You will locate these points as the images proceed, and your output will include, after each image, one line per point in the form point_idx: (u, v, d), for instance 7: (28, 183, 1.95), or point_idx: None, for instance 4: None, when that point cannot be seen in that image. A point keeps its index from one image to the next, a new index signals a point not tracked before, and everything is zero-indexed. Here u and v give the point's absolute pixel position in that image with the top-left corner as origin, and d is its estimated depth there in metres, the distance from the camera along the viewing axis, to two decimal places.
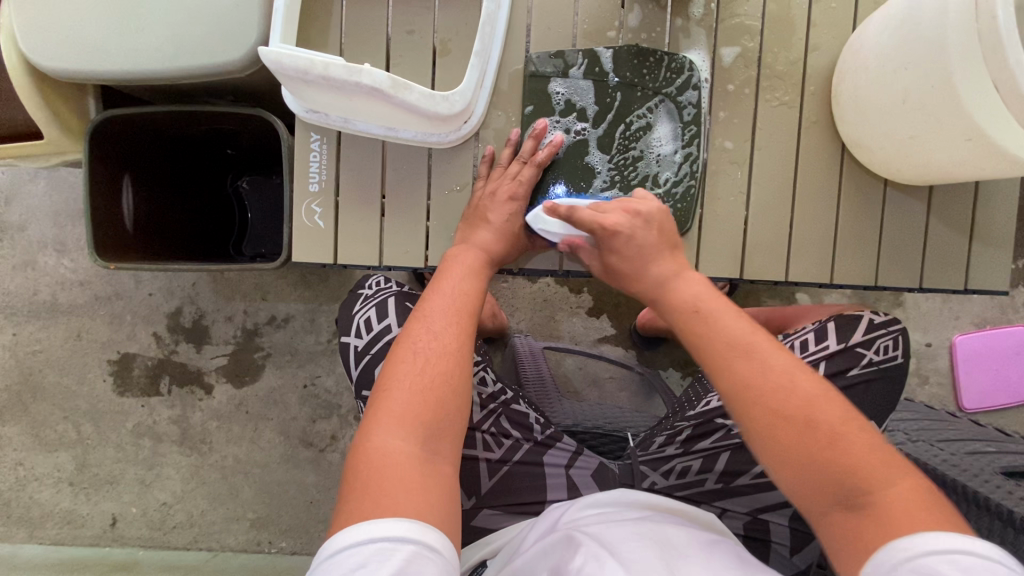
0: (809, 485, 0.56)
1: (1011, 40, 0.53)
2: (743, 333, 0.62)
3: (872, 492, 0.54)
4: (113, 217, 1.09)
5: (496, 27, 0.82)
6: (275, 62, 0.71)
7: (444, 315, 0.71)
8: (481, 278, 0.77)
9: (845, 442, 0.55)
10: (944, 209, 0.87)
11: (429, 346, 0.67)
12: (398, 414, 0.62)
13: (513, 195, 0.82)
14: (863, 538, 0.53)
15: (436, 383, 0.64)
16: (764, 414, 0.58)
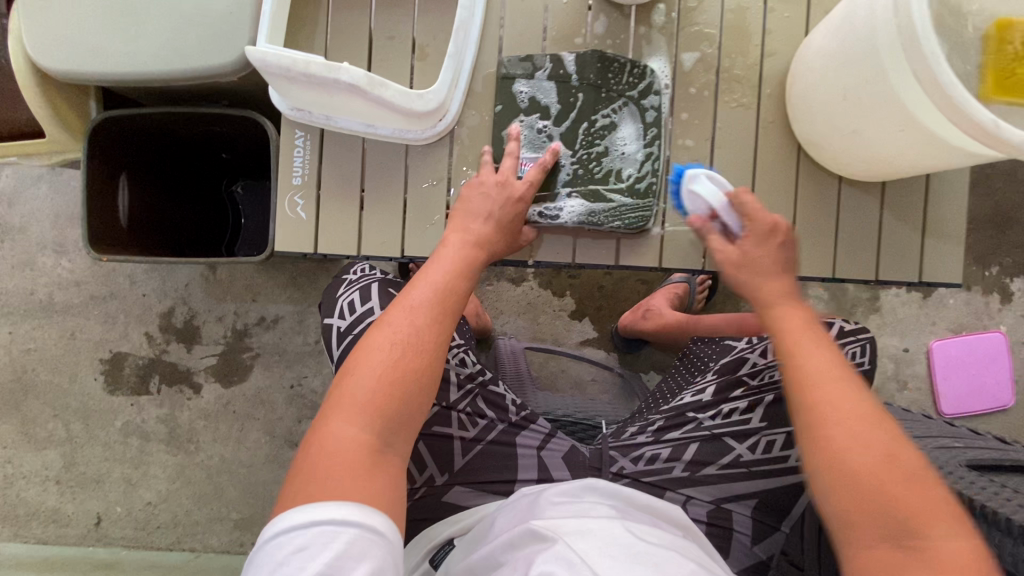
0: (870, 523, 0.55)
1: (927, 37, 0.58)
2: (828, 371, 0.63)
3: (927, 540, 0.53)
4: (108, 213, 1.13)
5: (470, 33, 0.88)
6: (261, 60, 0.77)
7: (424, 312, 0.71)
8: (466, 277, 0.76)
9: (913, 490, 0.55)
10: (897, 205, 0.91)
11: (408, 339, 0.68)
12: (353, 402, 0.64)
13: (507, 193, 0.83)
14: (905, 570, 0.52)
15: (395, 379, 0.65)
16: (836, 446, 0.58)
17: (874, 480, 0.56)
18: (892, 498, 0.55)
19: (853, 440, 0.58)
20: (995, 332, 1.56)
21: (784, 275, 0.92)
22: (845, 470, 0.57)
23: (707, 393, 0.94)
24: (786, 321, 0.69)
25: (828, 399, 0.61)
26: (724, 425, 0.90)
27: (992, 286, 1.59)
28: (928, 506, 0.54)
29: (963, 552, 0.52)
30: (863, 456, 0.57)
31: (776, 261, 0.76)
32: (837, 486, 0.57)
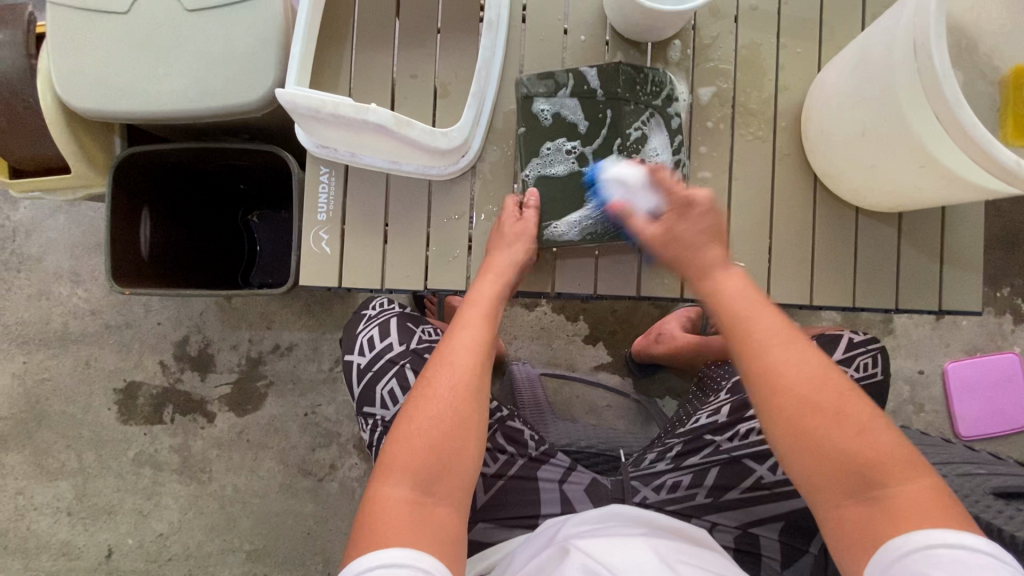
0: (835, 482, 0.61)
1: (947, 79, 0.59)
2: (776, 343, 0.67)
3: (887, 489, 0.59)
4: (131, 247, 1.15)
5: (491, 72, 0.90)
6: (290, 102, 0.79)
7: (461, 368, 0.74)
8: (496, 321, 0.81)
9: (876, 448, 0.61)
10: (914, 234, 0.92)
11: (442, 393, 0.71)
12: (394, 463, 0.67)
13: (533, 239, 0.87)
14: (875, 525, 0.58)
15: (433, 431, 0.68)
16: (797, 415, 0.63)
17: (830, 443, 0.61)
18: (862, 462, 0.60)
19: (810, 409, 0.63)
20: (1010, 353, 1.56)
21: (802, 305, 0.93)
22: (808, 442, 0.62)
23: (723, 413, 0.89)
24: (733, 295, 0.73)
25: (781, 371, 0.65)
26: (743, 448, 0.86)
27: (1004, 307, 1.58)
28: (897, 459, 0.60)
29: (919, 495, 0.58)
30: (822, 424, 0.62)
31: (705, 230, 0.80)
32: (803, 457, 0.63)
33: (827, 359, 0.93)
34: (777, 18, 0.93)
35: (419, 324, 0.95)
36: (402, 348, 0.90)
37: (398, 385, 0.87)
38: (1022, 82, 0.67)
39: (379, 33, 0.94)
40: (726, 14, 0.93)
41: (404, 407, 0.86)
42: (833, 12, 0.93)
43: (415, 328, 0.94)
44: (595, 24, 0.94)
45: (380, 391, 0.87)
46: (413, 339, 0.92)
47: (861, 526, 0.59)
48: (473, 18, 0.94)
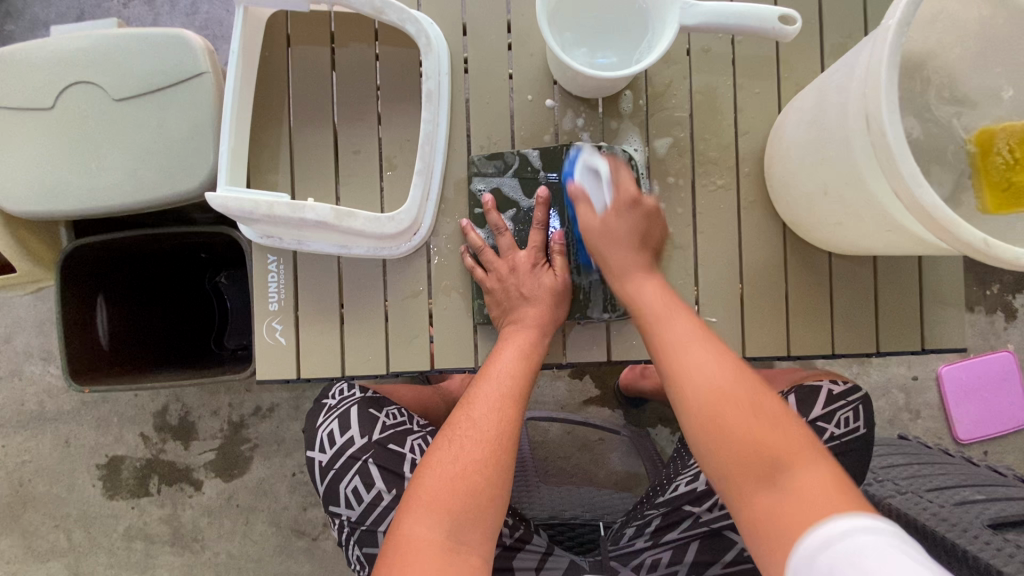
0: (750, 476, 0.62)
1: (902, 155, 0.55)
2: (690, 339, 0.72)
3: (791, 477, 0.60)
4: (89, 339, 1.11)
5: (436, 144, 0.86)
6: (221, 206, 0.76)
7: (487, 408, 0.73)
8: (534, 366, 0.78)
9: (772, 433, 0.63)
10: (889, 274, 0.89)
11: (469, 433, 0.71)
12: (428, 503, 0.66)
13: (557, 287, 0.84)
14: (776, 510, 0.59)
15: (470, 477, 0.67)
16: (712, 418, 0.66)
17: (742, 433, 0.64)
18: (763, 449, 0.63)
19: (700, 381, 0.68)
20: (1004, 353, 1.47)
21: (782, 356, 0.89)
22: (721, 438, 0.65)
23: (701, 481, 0.88)
24: (647, 298, 0.77)
25: (690, 371, 0.69)
26: (721, 519, 0.87)
27: (995, 305, 1.50)
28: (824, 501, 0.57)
29: (821, 479, 0.60)
30: (734, 419, 0.65)
31: (633, 232, 0.81)
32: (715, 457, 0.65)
33: (807, 415, 0.91)
34: (731, 57, 0.89)
35: (382, 408, 0.95)
36: (364, 441, 0.91)
37: (362, 483, 0.88)
38: (990, 146, 0.65)
39: (317, 108, 0.90)
40: (677, 58, 0.89)
41: (369, 505, 0.88)
42: (788, 48, 0.88)
43: (378, 414, 0.94)
44: (541, 81, 0.90)
45: (344, 489, 0.88)
46: (375, 428, 0.92)
47: (769, 520, 0.59)
48: (413, 84, 0.90)
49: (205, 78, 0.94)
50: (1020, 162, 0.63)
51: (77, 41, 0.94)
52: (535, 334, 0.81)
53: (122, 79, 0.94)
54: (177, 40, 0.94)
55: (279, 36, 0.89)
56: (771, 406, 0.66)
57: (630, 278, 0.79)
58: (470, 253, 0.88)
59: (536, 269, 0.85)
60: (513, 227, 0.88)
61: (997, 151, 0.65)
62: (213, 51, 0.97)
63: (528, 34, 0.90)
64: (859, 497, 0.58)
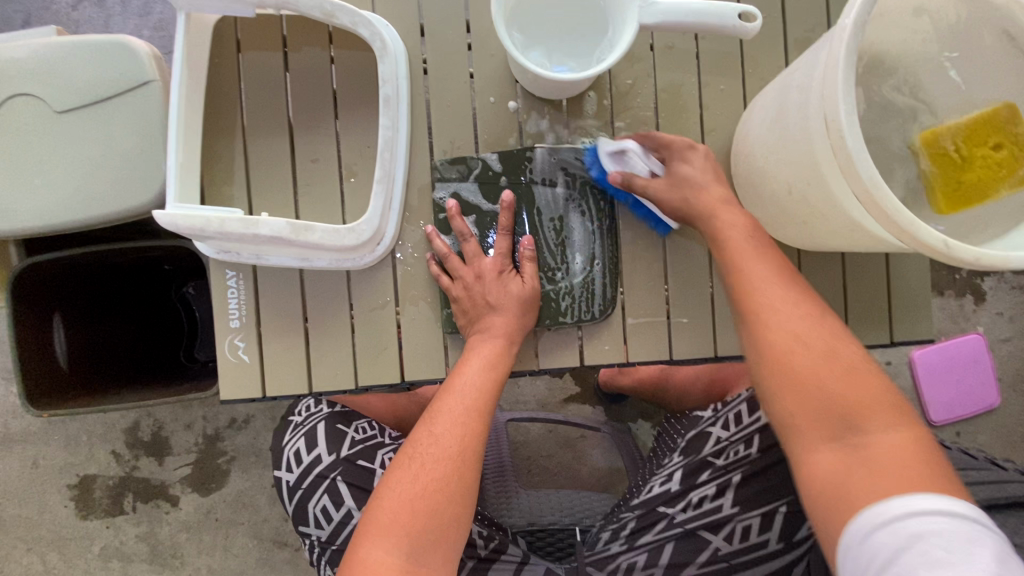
0: (814, 426, 0.61)
1: (861, 158, 0.54)
2: (784, 304, 0.68)
3: (864, 434, 0.58)
4: (46, 360, 1.07)
5: (397, 151, 0.83)
6: (169, 224, 0.72)
7: (449, 423, 0.71)
8: (499, 376, 0.77)
9: (862, 391, 0.61)
10: (857, 269, 0.89)
11: (429, 449, 0.69)
12: (387, 526, 0.64)
13: (526, 294, 0.82)
14: (832, 465, 0.59)
15: (430, 496, 0.66)
16: (797, 370, 0.63)
17: (817, 383, 0.62)
18: (842, 404, 0.60)
19: (804, 350, 0.64)
20: (973, 335, 1.49)
21: None
22: (797, 401, 0.62)
23: (675, 482, 0.90)
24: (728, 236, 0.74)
25: (779, 326, 0.66)
26: (696, 519, 0.87)
27: (964, 288, 1.52)
28: (901, 472, 0.55)
29: (896, 440, 0.57)
30: (810, 373, 0.63)
31: (705, 171, 0.80)
32: (789, 404, 0.63)
33: None
34: (695, 53, 0.87)
35: (351, 423, 0.93)
36: (332, 458, 0.89)
37: (331, 501, 0.87)
38: (937, 142, 0.65)
39: (271, 116, 0.86)
40: (641, 55, 0.87)
41: (338, 524, 0.86)
42: (752, 43, 0.87)
43: (346, 429, 0.92)
44: (503, 83, 0.87)
45: (313, 508, 0.87)
46: (343, 445, 0.90)
47: (824, 474, 0.58)
48: (370, 89, 0.87)
49: (153, 87, 0.90)
50: (966, 158, 0.64)
51: (12, 50, 0.89)
52: (501, 343, 0.79)
53: (64, 90, 0.89)
54: (122, 47, 0.90)
55: (229, 41, 0.86)
56: (852, 356, 0.64)
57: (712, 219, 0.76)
58: (435, 260, 0.86)
59: (503, 276, 0.83)
60: (478, 232, 0.86)
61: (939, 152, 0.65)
62: (160, 57, 0.92)
63: (488, 35, 0.87)
64: (938, 465, 0.55)
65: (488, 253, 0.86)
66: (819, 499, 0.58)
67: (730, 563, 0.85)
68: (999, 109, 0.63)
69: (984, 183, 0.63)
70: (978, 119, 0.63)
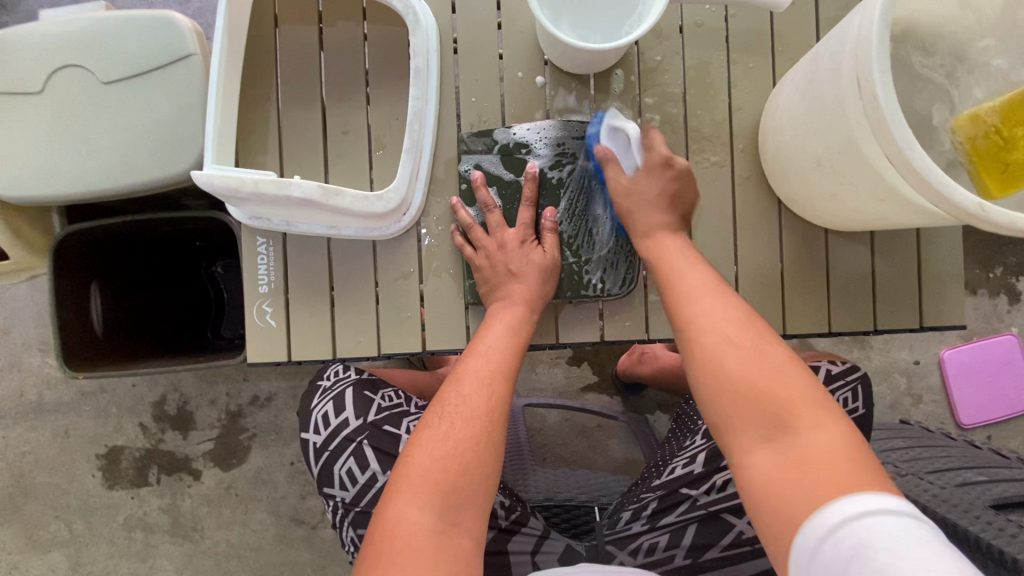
0: (747, 418, 0.61)
1: (896, 118, 0.54)
2: (705, 293, 0.72)
3: (794, 426, 0.58)
4: (83, 326, 1.10)
5: (425, 123, 0.85)
6: (207, 184, 0.75)
7: (475, 385, 0.72)
8: (522, 341, 0.78)
9: (782, 382, 0.61)
10: (887, 250, 0.87)
11: (458, 410, 0.70)
12: (417, 483, 0.65)
13: (547, 265, 0.83)
14: (770, 448, 0.58)
15: (460, 454, 0.66)
16: (739, 381, 0.63)
17: (726, 364, 0.64)
18: (772, 393, 0.61)
19: (731, 346, 0.65)
20: (1007, 336, 1.45)
21: (777, 336, 0.88)
22: (728, 391, 0.63)
23: (698, 464, 0.89)
24: (670, 254, 0.77)
25: (701, 311, 0.69)
26: (720, 502, 0.86)
27: (998, 288, 1.48)
28: (835, 468, 0.54)
29: (827, 438, 0.57)
30: (736, 355, 0.64)
31: (661, 194, 0.81)
32: (727, 399, 0.63)
33: None
34: (725, 32, 0.87)
35: (377, 390, 0.95)
36: (358, 423, 0.90)
37: (356, 465, 0.88)
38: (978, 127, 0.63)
39: (305, 89, 0.89)
40: (669, 33, 0.87)
41: (362, 487, 0.87)
42: (783, 22, 0.87)
43: (373, 397, 0.93)
44: (532, 58, 0.88)
45: (338, 471, 0.88)
46: (370, 410, 0.91)
47: (764, 466, 0.58)
48: (402, 64, 0.89)
49: (193, 60, 0.93)
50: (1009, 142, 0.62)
51: (65, 24, 0.93)
52: (523, 312, 0.80)
53: (111, 62, 0.93)
54: (165, 22, 0.93)
55: (267, 16, 0.88)
56: (781, 355, 0.64)
57: (653, 237, 0.79)
58: (459, 231, 0.87)
59: (525, 246, 0.84)
60: (502, 203, 0.87)
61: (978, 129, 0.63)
62: (201, 33, 0.96)
63: (517, 11, 0.88)
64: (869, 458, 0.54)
65: (511, 226, 0.87)
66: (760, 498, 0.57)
67: (753, 548, 0.85)
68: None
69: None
70: (1016, 96, 0.62)
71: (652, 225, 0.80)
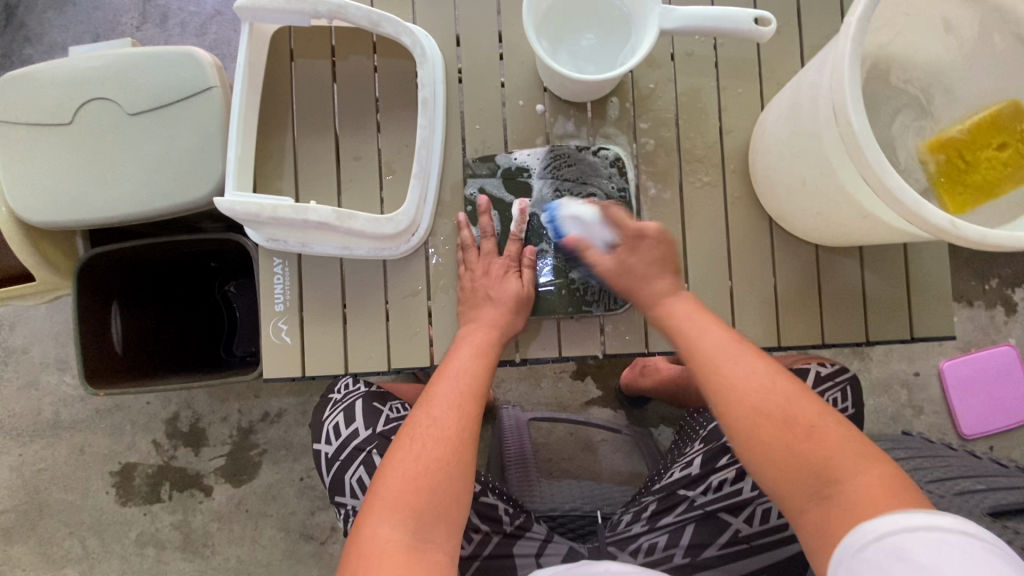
0: (792, 476, 0.63)
1: (869, 142, 0.58)
2: (723, 355, 0.71)
3: (839, 483, 0.60)
4: (104, 344, 1.15)
5: (433, 148, 0.90)
6: (228, 208, 0.80)
7: (446, 404, 0.75)
8: (490, 363, 0.82)
9: (819, 437, 0.63)
10: (876, 264, 0.91)
11: (429, 429, 0.73)
12: (391, 502, 0.66)
13: (523, 294, 0.87)
14: (830, 519, 0.59)
15: (433, 473, 0.69)
16: (762, 435, 0.65)
17: (765, 416, 0.66)
18: (784, 418, 0.65)
19: (764, 420, 0.65)
20: (1005, 347, 1.47)
21: (773, 348, 0.91)
22: (772, 454, 0.64)
23: (694, 466, 0.92)
24: (676, 311, 0.79)
25: (730, 382, 0.69)
26: (717, 501, 0.89)
27: (994, 299, 1.50)
28: (876, 504, 0.56)
29: (872, 482, 0.59)
30: (765, 420, 0.65)
31: (653, 262, 0.83)
32: (766, 462, 0.64)
33: None
34: (714, 59, 0.93)
35: (386, 402, 0.98)
36: (368, 433, 0.94)
37: (366, 473, 0.91)
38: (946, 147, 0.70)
39: (319, 118, 0.94)
40: (662, 61, 0.93)
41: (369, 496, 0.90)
42: (769, 50, 0.92)
43: (382, 408, 0.96)
44: (532, 86, 0.94)
45: (349, 480, 0.91)
46: (379, 421, 0.94)
47: (823, 527, 0.59)
48: (410, 94, 0.95)
49: (213, 92, 0.99)
50: (977, 161, 0.68)
51: (95, 61, 1.00)
52: (492, 334, 0.84)
53: (137, 95, 0.99)
54: (188, 57, 0.99)
55: (283, 51, 0.94)
56: (807, 411, 0.66)
57: (653, 292, 0.81)
58: (461, 250, 0.91)
59: (506, 274, 0.88)
60: (500, 231, 0.92)
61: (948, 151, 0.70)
62: (221, 67, 1.02)
63: (518, 43, 0.94)
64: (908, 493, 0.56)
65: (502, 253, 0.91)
66: (817, 550, 0.59)
67: (750, 546, 0.87)
68: (1000, 109, 0.67)
69: (994, 179, 0.68)
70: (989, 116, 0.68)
71: (657, 292, 0.81)
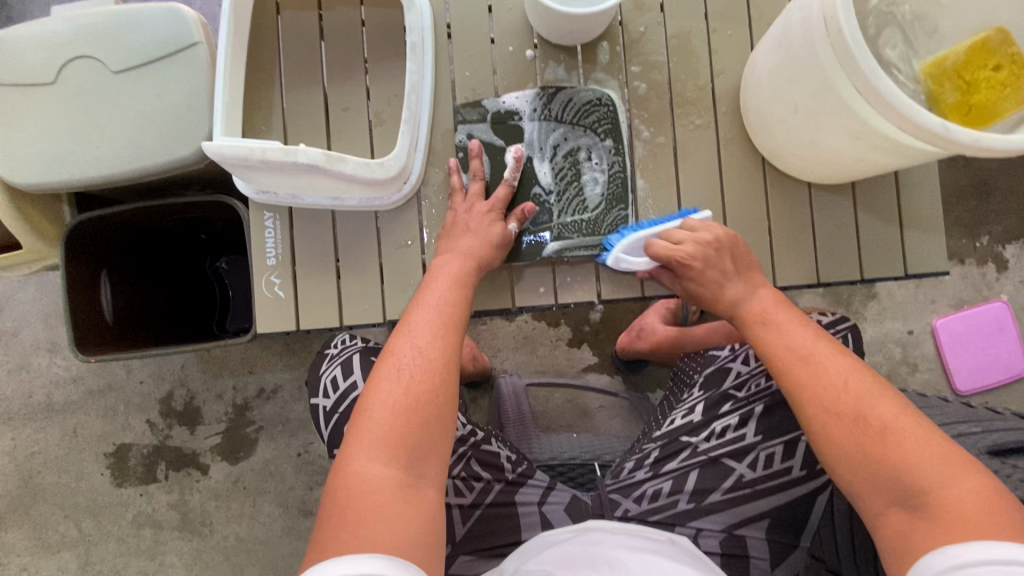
0: (875, 488, 0.61)
1: (861, 50, 0.59)
2: (822, 357, 0.69)
3: (930, 495, 0.58)
4: (93, 313, 1.13)
5: (422, 95, 0.90)
6: (218, 153, 0.79)
7: (427, 335, 0.72)
8: (467, 293, 0.80)
9: (895, 438, 0.61)
10: (869, 203, 0.91)
11: (415, 361, 0.69)
12: (380, 438, 0.64)
13: (504, 238, 0.86)
14: (913, 533, 0.57)
15: (422, 407, 0.66)
16: (847, 450, 0.63)
17: (849, 421, 0.64)
18: (879, 438, 0.62)
19: (835, 421, 0.65)
20: (998, 302, 1.47)
21: (769, 289, 0.91)
22: (851, 463, 0.63)
23: (697, 413, 0.92)
24: (755, 303, 0.78)
25: (835, 380, 0.67)
26: (719, 447, 0.89)
27: (985, 256, 1.51)
28: (975, 516, 0.54)
29: (964, 493, 0.56)
30: (833, 415, 0.65)
31: (720, 269, 0.80)
32: (846, 470, 0.63)
33: None
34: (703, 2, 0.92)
35: None
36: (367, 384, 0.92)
37: None
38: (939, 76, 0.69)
39: (307, 70, 0.93)
40: (651, 5, 0.92)
41: None
42: None
43: None
44: (522, 34, 0.93)
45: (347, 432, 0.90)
46: None
47: (906, 536, 0.58)
48: (398, 44, 0.94)
49: (199, 49, 0.98)
50: (971, 84, 0.68)
51: (76, 20, 0.98)
52: (469, 264, 0.82)
53: (120, 53, 0.97)
54: (171, 14, 0.98)
55: (269, 3, 0.93)
56: (888, 413, 0.63)
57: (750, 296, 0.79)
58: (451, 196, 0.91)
59: (491, 217, 0.87)
60: (490, 175, 0.91)
61: (940, 74, 0.69)
62: (206, 24, 1.01)
63: None
64: (1011, 524, 0.53)
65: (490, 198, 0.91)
66: (887, 543, 0.60)
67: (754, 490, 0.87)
68: (990, 34, 0.68)
69: (994, 100, 0.67)
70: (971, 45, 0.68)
71: (734, 299, 0.79)
